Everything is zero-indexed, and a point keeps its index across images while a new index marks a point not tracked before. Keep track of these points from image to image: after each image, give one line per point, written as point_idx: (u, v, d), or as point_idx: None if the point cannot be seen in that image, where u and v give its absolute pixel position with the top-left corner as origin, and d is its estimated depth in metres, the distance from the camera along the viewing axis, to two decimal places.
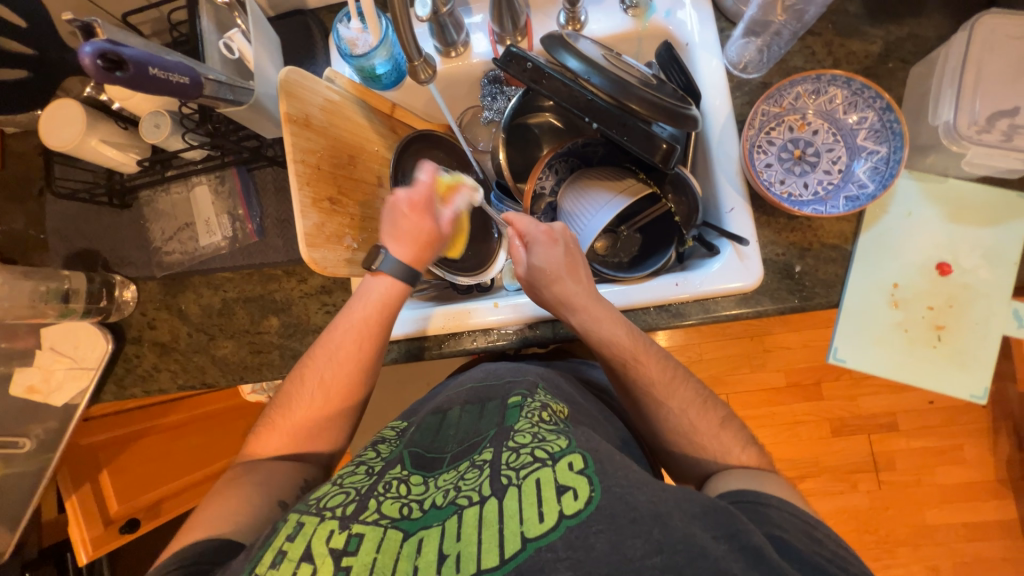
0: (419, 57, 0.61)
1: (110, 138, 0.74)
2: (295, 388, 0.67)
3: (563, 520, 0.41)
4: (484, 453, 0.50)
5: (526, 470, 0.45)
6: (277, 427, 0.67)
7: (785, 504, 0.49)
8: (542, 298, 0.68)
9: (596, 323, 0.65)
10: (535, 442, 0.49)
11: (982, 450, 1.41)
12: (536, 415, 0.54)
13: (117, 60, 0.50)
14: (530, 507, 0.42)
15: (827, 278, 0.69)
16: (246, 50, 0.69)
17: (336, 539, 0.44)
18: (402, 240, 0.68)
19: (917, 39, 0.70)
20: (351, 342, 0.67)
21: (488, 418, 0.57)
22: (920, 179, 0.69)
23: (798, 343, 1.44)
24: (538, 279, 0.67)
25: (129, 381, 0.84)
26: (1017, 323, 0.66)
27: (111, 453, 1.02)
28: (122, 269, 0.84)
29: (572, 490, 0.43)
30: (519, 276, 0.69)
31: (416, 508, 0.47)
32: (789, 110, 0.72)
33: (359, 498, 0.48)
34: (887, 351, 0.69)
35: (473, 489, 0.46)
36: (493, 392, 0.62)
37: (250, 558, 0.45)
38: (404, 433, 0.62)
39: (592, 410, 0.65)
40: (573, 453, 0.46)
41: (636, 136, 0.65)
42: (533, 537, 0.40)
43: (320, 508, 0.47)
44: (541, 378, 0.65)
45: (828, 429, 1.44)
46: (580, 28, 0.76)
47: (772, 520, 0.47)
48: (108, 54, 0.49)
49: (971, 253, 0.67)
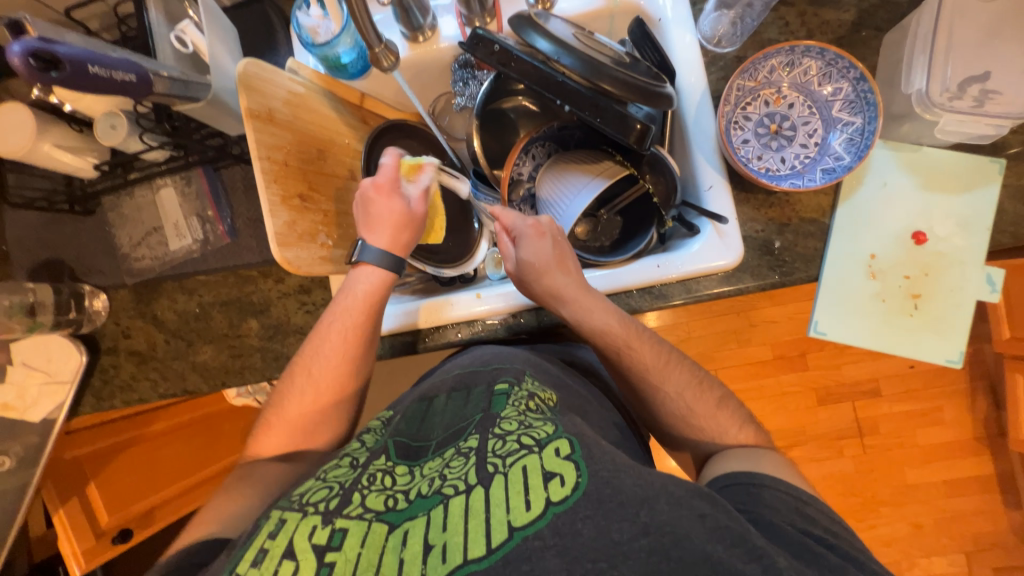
0: (379, 44, 0.57)
1: (64, 141, 0.70)
2: (284, 388, 0.66)
3: (551, 507, 0.41)
4: (469, 440, 0.50)
5: (512, 458, 0.45)
6: (264, 427, 0.66)
7: (778, 483, 0.50)
8: (532, 292, 0.67)
9: (588, 313, 0.64)
10: (521, 429, 0.49)
11: (960, 411, 1.46)
12: (524, 404, 0.54)
13: (51, 59, 0.47)
14: (517, 496, 0.42)
15: (806, 252, 0.69)
16: (200, 43, 0.65)
17: (319, 535, 0.43)
18: (376, 227, 0.67)
19: (889, 6, 0.69)
20: (332, 342, 0.65)
21: (474, 404, 0.57)
22: (895, 149, 0.69)
23: (782, 316, 1.46)
24: (527, 273, 0.66)
25: (107, 392, 0.82)
26: (991, 288, 0.67)
27: (97, 465, 1.00)
28: (90, 279, 0.81)
29: (559, 476, 0.43)
30: (509, 270, 0.69)
31: (402, 498, 0.46)
32: (765, 84, 0.71)
33: (342, 492, 0.47)
34: (866, 322, 0.70)
35: (458, 477, 0.46)
36: (479, 378, 0.62)
37: (232, 556, 0.44)
38: (390, 421, 0.61)
39: (580, 390, 0.66)
40: (560, 440, 0.46)
41: (610, 117, 0.63)
42: (519, 526, 0.40)
43: (303, 503, 0.46)
44: (528, 366, 0.65)
45: (813, 398, 1.48)
46: (551, 6, 0.73)
47: (764, 503, 0.48)
48: (39, 52, 0.46)
49: (945, 221, 0.68)
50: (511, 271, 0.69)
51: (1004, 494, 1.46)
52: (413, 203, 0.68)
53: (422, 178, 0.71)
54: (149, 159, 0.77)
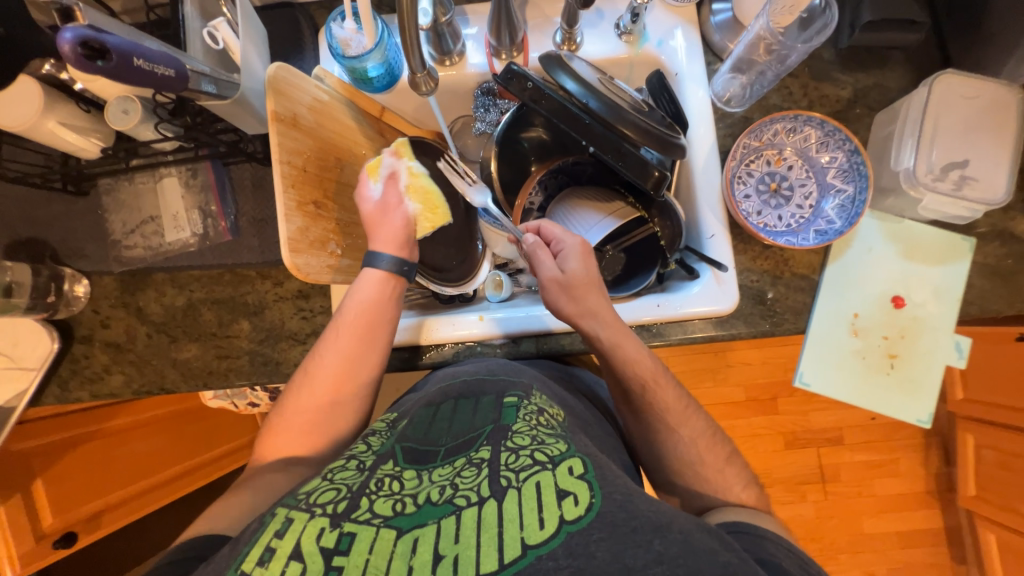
0: (422, 70, 0.60)
1: (70, 121, 0.68)
2: (292, 392, 0.65)
3: (563, 526, 0.43)
4: (481, 451, 0.52)
5: (526, 473, 0.47)
6: (272, 431, 0.64)
7: (781, 538, 0.52)
8: (567, 305, 0.65)
9: (622, 337, 0.65)
10: (533, 445, 0.51)
11: (915, 464, 1.53)
12: (535, 418, 0.55)
13: (100, 49, 0.48)
14: (530, 512, 0.44)
15: (796, 305, 0.73)
16: (231, 42, 0.65)
17: (327, 538, 0.44)
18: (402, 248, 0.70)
19: (881, 89, 0.75)
20: (342, 353, 0.64)
21: (483, 414, 0.58)
22: (881, 219, 0.74)
23: (757, 359, 1.51)
24: (572, 284, 0.65)
25: (74, 383, 0.78)
26: (959, 356, 0.73)
27: (48, 461, 0.93)
28: (73, 262, 0.77)
29: (572, 495, 0.45)
30: (547, 279, 0.66)
31: (410, 503, 0.47)
32: (768, 145, 0.76)
33: (350, 496, 0.48)
34: (847, 376, 0.74)
35: (470, 488, 0.47)
36: (486, 387, 0.63)
37: (235, 553, 0.44)
38: (395, 426, 0.61)
39: (583, 412, 0.68)
40: (573, 459, 0.49)
41: (630, 162, 0.66)
42: (533, 544, 0.42)
43: (310, 503, 0.47)
44: (536, 381, 0.65)
45: (781, 442, 1.53)
46: (576, 49, 0.77)
47: (767, 550, 0.50)
48: (90, 41, 0.47)
49: (922, 289, 0.73)
50: (545, 285, 0.67)
51: (951, 548, 1.53)
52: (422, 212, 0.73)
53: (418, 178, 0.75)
54: (158, 147, 0.74)
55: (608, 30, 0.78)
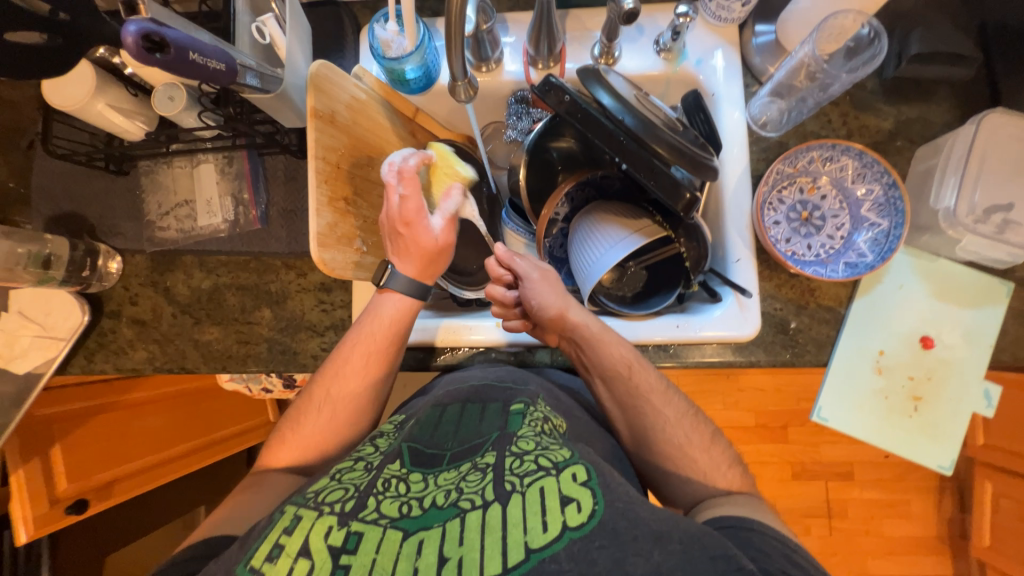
0: (463, 78, 0.60)
1: (118, 104, 0.70)
2: (303, 406, 0.66)
3: (566, 532, 0.43)
4: (487, 457, 0.52)
5: (531, 478, 0.47)
6: (279, 442, 0.65)
7: (768, 529, 0.51)
8: (553, 296, 0.67)
9: (603, 329, 0.68)
10: (538, 450, 0.51)
11: (928, 507, 1.48)
12: (540, 425, 0.56)
13: (159, 42, 0.50)
14: (534, 516, 0.44)
15: (819, 337, 0.72)
16: (278, 38, 0.67)
17: (334, 536, 0.44)
18: (407, 257, 0.66)
19: (925, 123, 0.74)
20: (360, 360, 0.66)
21: (490, 420, 0.58)
22: (915, 256, 0.72)
23: (771, 385, 1.48)
24: (552, 280, 0.70)
25: (100, 356, 0.80)
26: (987, 404, 0.72)
27: (66, 428, 0.96)
28: (109, 239, 0.80)
29: (576, 502, 0.45)
30: (530, 274, 0.69)
31: (416, 505, 0.48)
32: (802, 172, 0.75)
33: (358, 495, 0.48)
34: (866, 414, 0.73)
35: (475, 492, 0.48)
36: (494, 394, 0.63)
37: (246, 549, 0.45)
38: (403, 425, 0.62)
39: (589, 423, 0.69)
40: (577, 465, 0.49)
41: (662, 182, 0.65)
42: (536, 548, 0.42)
43: (318, 502, 0.48)
44: (542, 390, 0.66)
45: (789, 472, 1.49)
46: (613, 63, 0.77)
47: (756, 546, 0.48)
48: (151, 35, 0.49)
49: (953, 331, 0.71)
50: (531, 281, 0.68)
51: None
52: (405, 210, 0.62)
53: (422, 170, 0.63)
54: (198, 135, 0.75)
55: (647, 46, 0.78)
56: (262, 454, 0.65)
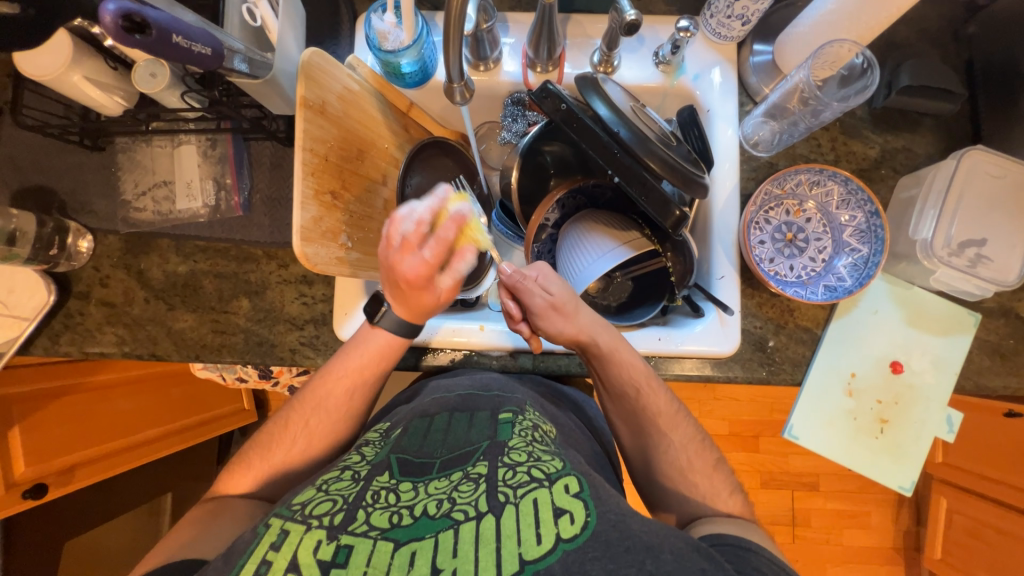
0: (459, 79, 0.60)
1: (95, 76, 0.67)
2: (274, 433, 0.64)
3: (560, 544, 0.43)
4: (478, 466, 0.52)
5: (524, 490, 0.47)
6: (243, 466, 0.63)
7: (763, 550, 0.53)
8: (560, 324, 0.65)
9: (614, 349, 0.65)
10: (531, 462, 0.51)
11: (886, 519, 1.54)
12: (529, 435, 0.56)
13: (140, 23, 0.49)
14: (528, 528, 0.44)
15: (795, 356, 0.74)
16: (269, 20, 0.65)
17: (324, 550, 0.44)
18: (401, 301, 0.61)
19: (909, 153, 0.75)
20: (342, 390, 0.65)
21: (478, 429, 0.58)
22: (891, 282, 0.74)
23: (745, 396, 1.52)
24: (559, 306, 0.64)
25: (65, 338, 0.77)
26: (948, 429, 0.74)
27: (28, 408, 0.92)
28: (80, 217, 0.76)
29: (569, 514, 0.45)
30: (532, 305, 0.64)
31: (407, 515, 0.47)
32: (789, 194, 0.76)
33: (347, 507, 0.48)
34: (836, 433, 0.75)
35: (468, 503, 0.47)
36: (480, 402, 0.64)
37: (231, 565, 0.44)
38: (389, 435, 0.61)
39: (573, 428, 0.69)
40: (569, 477, 0.49)
41: (652, 198, 0.65)
42: (530, 560, 0.42)
43: (306, 515, 0.47)
44: (529, 399, 0.67)
45: (758, 480, 1.53)
46: (612, 71, 0.76)
47: (750, 562, 0.51)
48: (132, 15, 0.49)
49: (921, 357, 0.73)
50: (537, 313, 0.65)
51: None
52: (419, 271, 0.55)
53: (445, 231, 0.53)
54: (180, 114, 0.72)
55: (646, 57, 0.77)
56: (222, 478, 0.63)
